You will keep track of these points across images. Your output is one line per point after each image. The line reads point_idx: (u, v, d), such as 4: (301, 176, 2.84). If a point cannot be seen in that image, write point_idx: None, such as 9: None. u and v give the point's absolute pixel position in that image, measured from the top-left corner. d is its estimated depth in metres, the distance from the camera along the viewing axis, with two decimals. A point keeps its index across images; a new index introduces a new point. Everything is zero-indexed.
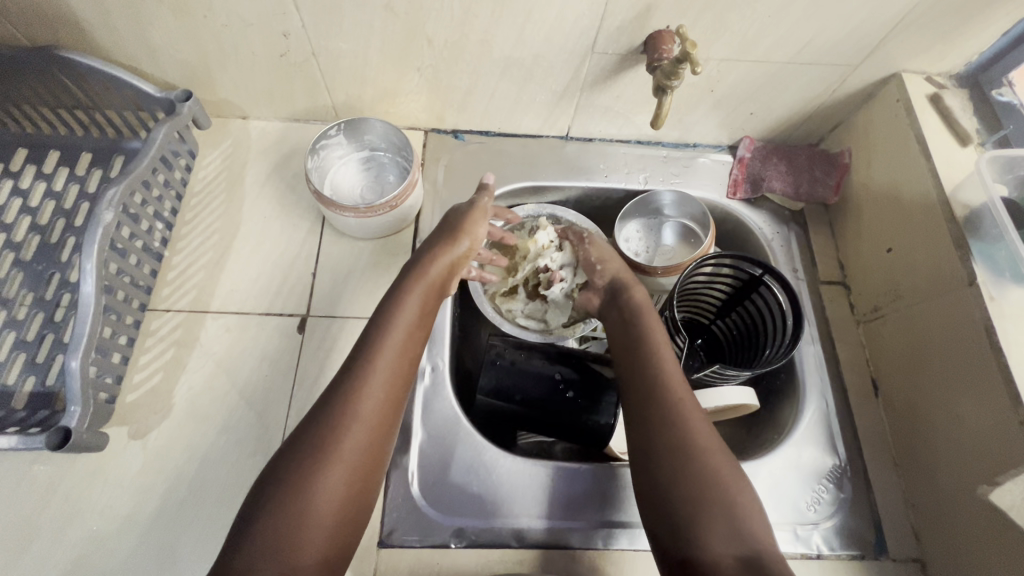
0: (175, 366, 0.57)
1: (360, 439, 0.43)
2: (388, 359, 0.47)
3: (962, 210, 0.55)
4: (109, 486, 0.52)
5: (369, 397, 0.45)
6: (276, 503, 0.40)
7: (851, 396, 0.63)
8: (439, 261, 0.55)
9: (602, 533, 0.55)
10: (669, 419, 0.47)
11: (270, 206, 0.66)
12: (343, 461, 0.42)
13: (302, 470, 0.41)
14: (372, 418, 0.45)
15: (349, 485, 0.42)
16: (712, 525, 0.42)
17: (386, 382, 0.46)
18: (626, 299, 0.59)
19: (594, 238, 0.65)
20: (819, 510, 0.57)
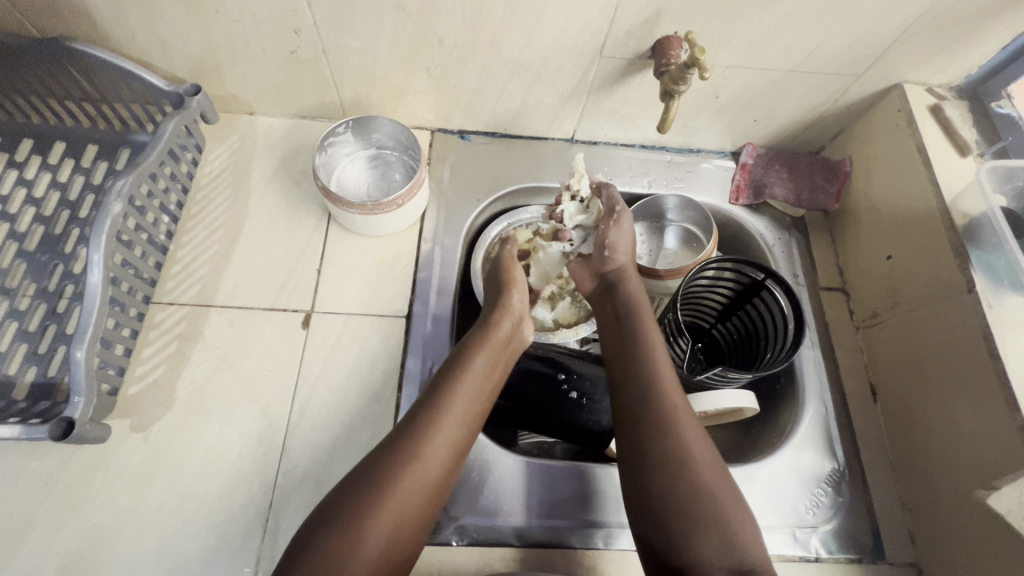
0: (177, 359, 0.57)
1: (413, 499, 0.44)
2: (456, 409, 0.49)
3: (961, 218, 0.56)
4: (110, 478, 0.52)
5: (427, 459, 0.45)
6: (325, 541, 0.40)
7: (850, 401, 0.63)
8: (505, 316, 0.57)
9: (602, 533, 0.55)
10: (666, 427, 0.47)
11: (275, 202, 0.66)
12: (393, 516, 0.43)
13: (352, 522, 0.41)
14: (431, 465, 0.45)
15: (399, 523, 0.43)
16: (705, 535, 0.43)
17: (452, 432, 0.47)
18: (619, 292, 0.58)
19: (623, 219, 0.61)
20: (818, 513, 0.57)
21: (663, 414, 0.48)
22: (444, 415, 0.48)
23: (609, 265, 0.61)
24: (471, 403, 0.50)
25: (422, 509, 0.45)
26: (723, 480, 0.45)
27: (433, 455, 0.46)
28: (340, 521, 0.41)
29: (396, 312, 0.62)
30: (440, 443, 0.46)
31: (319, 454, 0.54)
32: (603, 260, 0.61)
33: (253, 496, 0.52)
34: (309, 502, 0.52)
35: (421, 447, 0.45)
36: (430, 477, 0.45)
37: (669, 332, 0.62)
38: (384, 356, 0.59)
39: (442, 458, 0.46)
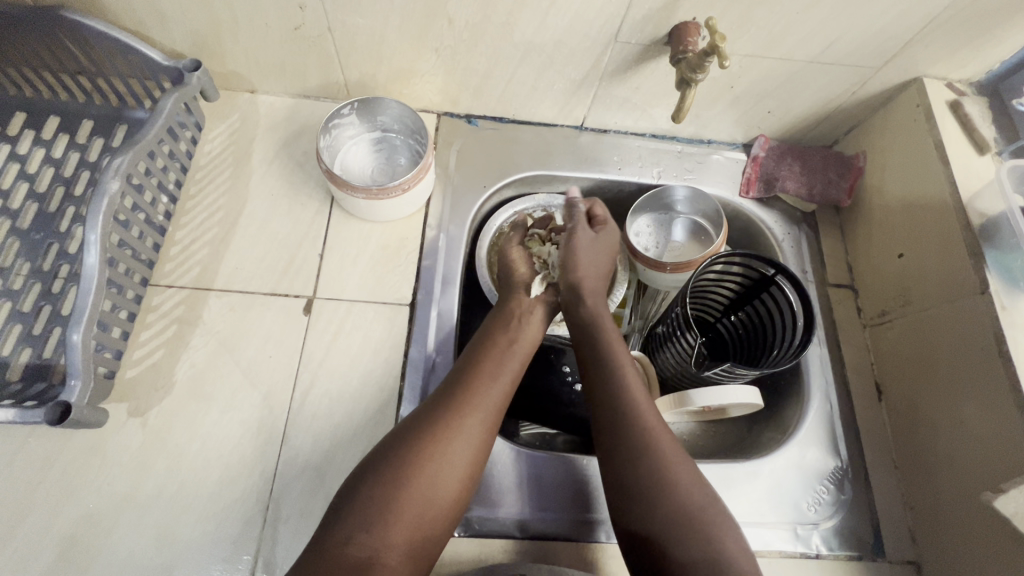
0: (176, 343, 0.56)
1: (451, 478, 0.44)
2: (487, 399, 0.48)
3: (978, 218, 0.55)
4: (106, 463, 0.51)
5: (461, 437, 0.46)
6: (353, 519, 0.41)
7: (855, 399, 0.63)
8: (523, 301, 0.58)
9: (606, 526, 0.54)
10: (660, 469, 0.45)
11: (278, 183, 0.64)
12: (417, 508, 0.42)
13: (378, 509, 0.42)
14: (461, 457, 0.45)
15: (422, 517, 0.43)
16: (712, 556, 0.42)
17: (482, 424, 0.47)
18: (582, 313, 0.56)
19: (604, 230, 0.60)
20: (819, 510, 0.57)
21: (646, 442, 0.47)
22: (475, 391, 0.48)
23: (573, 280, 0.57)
24: (501, 381, 0.50)
25: (458, 490, 0.45)
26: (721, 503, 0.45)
27: (467, 433, 0.46)
28: (374, 503, 0.42)
29: (400, 300, 0.61)
30: (474, 422, 0.47)
31: (319, 444, 0.53)
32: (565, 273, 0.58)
33: (254, 483, 0.51)
34: (310, 493, 0.52)
35: (455, 425, 0.46)
36: (466, 455, 0.45)
37: (677, 326, 0.61)
38: (387, 345, 0.58)
39: (479, 435, 0.47)
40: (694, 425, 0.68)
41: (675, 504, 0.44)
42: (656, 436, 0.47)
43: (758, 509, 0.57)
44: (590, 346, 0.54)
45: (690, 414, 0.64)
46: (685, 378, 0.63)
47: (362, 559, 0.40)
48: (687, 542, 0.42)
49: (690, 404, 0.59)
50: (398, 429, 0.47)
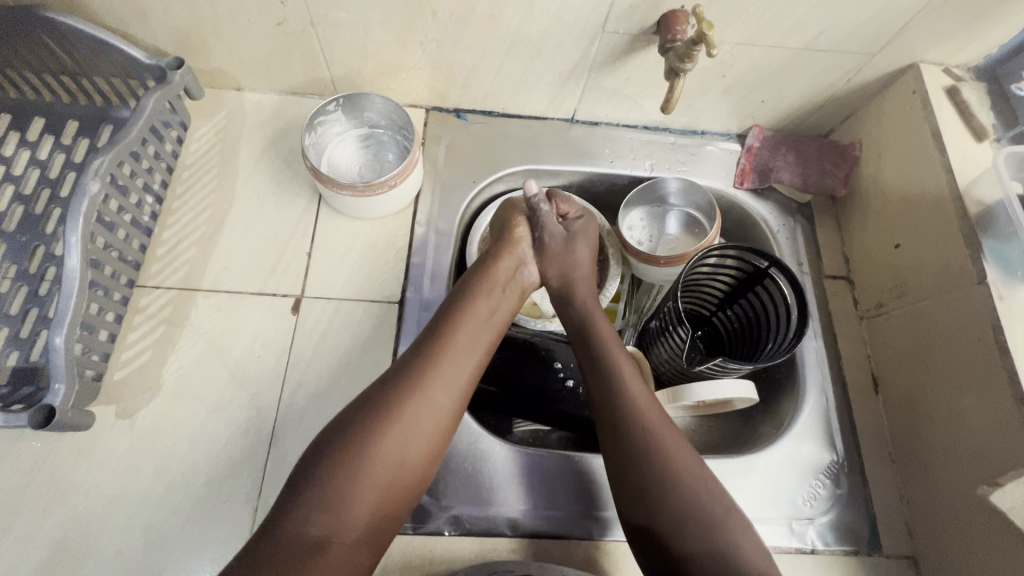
0: (164, 345, 0.55)
1: (415, 453, 0.45)
2: (454, 374, 0.49)
3: (975, 206, 0.54)
4: (94, 466, 0.50)
5: (426, 413, 0.46)
6: (312, 496, 0.41)
7: (851, 392, 0.62)
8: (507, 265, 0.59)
9: (599, 525, 0.54)
10: (636, 436, 0.47)
11: (265, 182, 0.64)
12: (381, 484, 0.43)
13: (339, 487, 0.42)
14: (428, 431, 0.46)
15: (386, 491, 0.44)
16: (688, 519, 0.43)
17: (450, 397, 0.48)
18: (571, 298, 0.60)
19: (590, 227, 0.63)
20: (815, 505, 0.57)
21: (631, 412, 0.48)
22: (443, 365, 0.48)
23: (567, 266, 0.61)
24: (472, 356, 0.51)
25: (420, 466, 0.46)
26: (696, 463, 0.46)
27: (433, 409, 0.47)
28: (334, 483, 0.42)
29: (389, 298, 0.60)
30: (441, 399, 0.47)
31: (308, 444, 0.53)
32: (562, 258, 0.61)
33: (244, 484, 0.51)
34: None
35: (422, 400, 0.46)
36: (431, 430, 0.46)
37: (669, 321, 0.60)
38: (377, 343, 0.58)
39: (445, 409, 0.47)
40: (690, 421, 0.68)
41: (650, 454, 0.46)
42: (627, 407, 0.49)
43: (753, 504, 0.56)
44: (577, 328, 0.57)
45: (686, 409, 0.64)
46: (679, 373, 0.63)
47: (319, 537, 0.41)
48: (668, 502, 0.44)
49: (685, 399, 0.58)
50: (355, 405, 0.46)
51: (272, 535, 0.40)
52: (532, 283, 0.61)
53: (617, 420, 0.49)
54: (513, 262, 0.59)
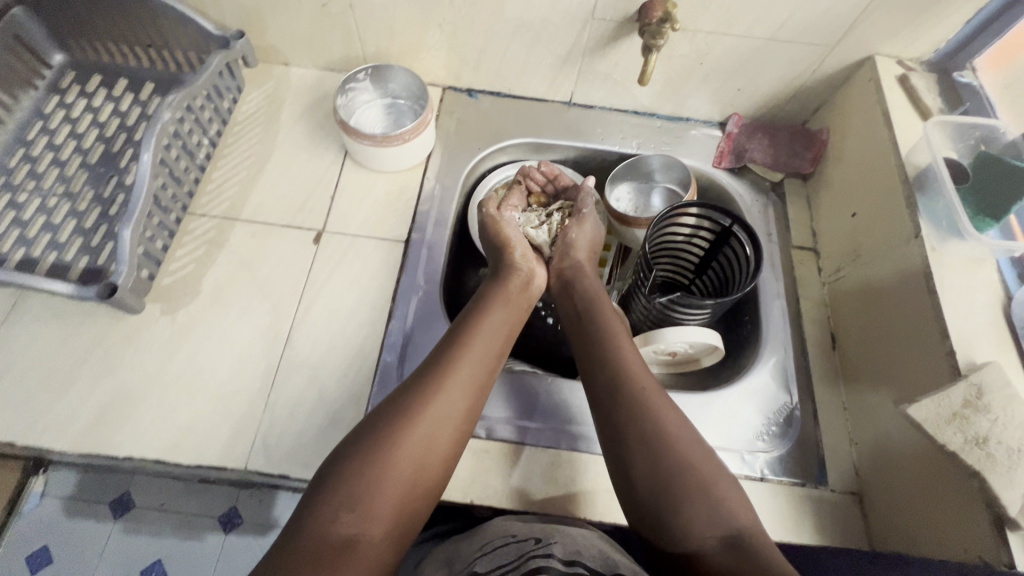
0: (206, 260, 0.66)
1: (435, 451, 0.50)
2: (463, 377, 0.54)
3: (914, 173, 0.60)
4: (139, 349, 0.60)
5: (440, 412, 0.51)
6: (337, 497, 0.45)
7: (809, 347, 0.67)
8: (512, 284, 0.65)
9: (565, 437, 0.60)
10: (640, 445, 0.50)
11: (300, 138, 0.75)
12: (400, 484, 0.47)
13: (363, 488, 0.46)
14: (442, 426, 0.51)
15: (407, 489, 0.47)
16: (694, 512, 0.46)
17: (463, 398, 0.53)
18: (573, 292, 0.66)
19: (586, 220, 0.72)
20: (766, 440, 0.62)
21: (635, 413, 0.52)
22: (453, 371, 0.54)
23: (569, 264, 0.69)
24: (482, 364, 0.56)
25: (438, 463, 0.50)
26: (699, 450, 0.50)
27: (447, 408, 0.52)
28: (358, 484, 0.46)
29: (397, 237, 0.69)
30: (452, 398, 0.52)
31: (317, 349, 0.61)
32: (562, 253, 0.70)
33: (260, 374, 0.60)
34: (303, 388, 0.59)
35: (434, 401, 0.51)
36: (446, 426, 0.51)
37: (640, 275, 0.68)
38: (383, 273, 0.67)
39: (456, 410, 0.52)
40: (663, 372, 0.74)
41: (656, 454, 0.49)
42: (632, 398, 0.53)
43: (708, 432, 0.62)
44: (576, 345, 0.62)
45: (661, 363, 0.71)
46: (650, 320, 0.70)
47: (347, 536, 0.44)
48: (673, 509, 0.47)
49: (657, 342, 0.65)
50: (373, 415, 0.51)
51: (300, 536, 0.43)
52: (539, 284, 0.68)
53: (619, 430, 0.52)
54: (522, 278, 0.66)
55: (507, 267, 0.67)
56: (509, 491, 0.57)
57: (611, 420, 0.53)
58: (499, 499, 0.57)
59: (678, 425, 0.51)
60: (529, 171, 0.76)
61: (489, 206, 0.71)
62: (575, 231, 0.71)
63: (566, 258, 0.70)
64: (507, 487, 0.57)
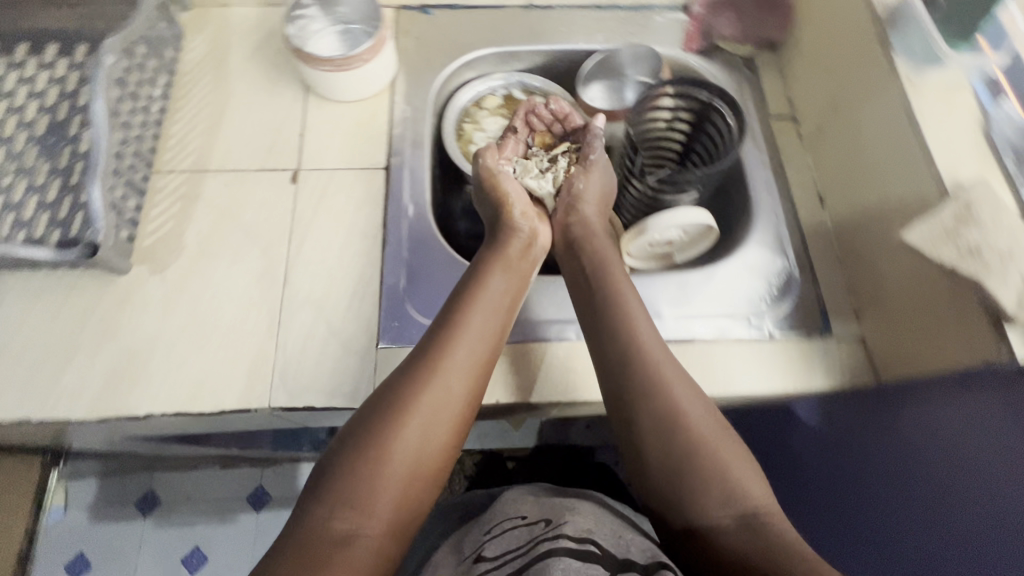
0: (184, 215, 0.63)
1: (430, 448, 0.51)
2: (461, 365, 0.54)
3: (884, 12, 0.60)
4: (135, 311, 0.58)
5: (438, 403, 0.52)
6: (336, 494, 0.47)
7: (798, 210, 0.69)
8: (508, 246, 0.64)
9: (572, 327, 0.63)
10: (653, 419, 0.52)
11: (255, 80, 0.71)
12: (400, 481, 0.49)
13: (362, 485, 0.48)
14: (442, 418, 0.52)
15: (406, 483, 0.49)
16: (710, 491, 0.48)
17: (464, 387, 0.53)
18: (572, 241, 0.66)
19: (592, 168, 0.67)
20: (768, 302, 0.63)
21: (643, 392, 0.53)
22: (450, 360, 0.54)
23: (574, 218, 0.67)
24: (482, 345, 0.56)
25: (439, 454, 0.51)
26: (711, 429, 0.51)
27: (447, 399, 0.52)
28: (357, 481, 0.48)
29: (376, 164, 0.67)
30: (453, 389, 0.53)
31: (317, 283, 0.60)
32: (567, 208, 0.68)
33: (263, 317, 0.59)
34: (310, 324, 0.58)
35: (430, 395, 0.52)
36: (445, 418, 0.52)
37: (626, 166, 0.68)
38: (369, 201, 0.65)
39: (456, 399, 0.53)
40: None
41: (667, 432, 0.51)
42: (640, 379, 0.53)
43: (713, 304, 0.63)
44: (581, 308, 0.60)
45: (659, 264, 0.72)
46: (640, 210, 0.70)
47: (346, 532, 0.46)
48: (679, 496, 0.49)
49: (648, 232, 0.65)
50: (368, 403, 0.52)
51: (303, 529, 0.46)
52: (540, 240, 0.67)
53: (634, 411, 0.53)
54: (522, 240, 0.65)
55: (506, 229, 0.65)
56: (536, 383, 0.59)
57: (619, 396, 0.54)
58: (528, 392, 0.58)
59: (694, 405, 0.52)
60: (531, 107, 0.71)
61: (487, 160, 0.67)
62: (579, 180, 0.67)
63: (572, 211, 0.67)
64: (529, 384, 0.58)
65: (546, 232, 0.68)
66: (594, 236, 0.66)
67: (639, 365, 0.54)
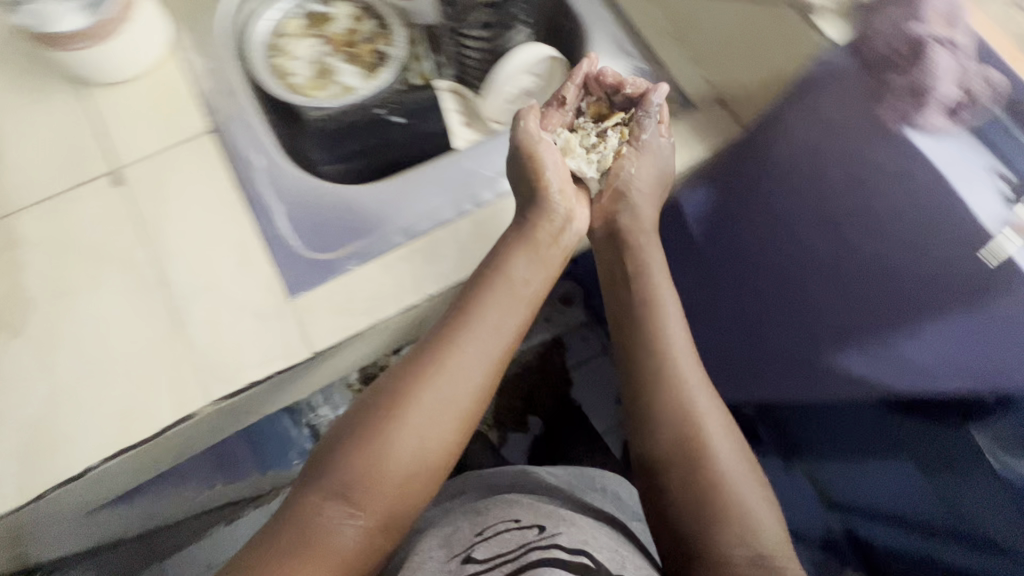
0: (12, 267, 0.55)
1: (430, 449, 0.51)
2: (467, 369, 0.54)
3: None
4: (10, 382, 0.52)
5: (441, 402, 0.52)
6: (332, 483, 0.49)
7: (622, 8, 0.70)
8: (536, 227, 0.59)
9: (470, 199, 0.61)
10: (682, 445, 0.55)
11: (15, 96, 0.61)
12: (397, 480, 0.50)
13: (359, 478, 0.49)
14: (444, 420, 0.52)
15: (405, 481, 0.50)
16: (726, 529, 0.52)
17: (471, 392, 0.53)
18: (617, 232, 0.64)
19: (643, 150, 0.62)
20: (629, 101, 0.66)
21: (676, 402, 0.57)
22: (456, 361, 0.53)
23: (619, 216, 0.65)
24: (490, 336, 0.56)
25: (440, 460, 0.52)
26: (739, 476, 0.54)
27: (452, 400, 0.52)
28: (353, 472, 0.49)
29: (199, 129, 0.61)
30: (460, 392, 0.53)
31: (197, 269, 0.56)
32: (620, 176, 0.64)
33: (157, 325, 0.54)
34: (211, 310, 0.55)
35: (436, 399, 0.52)
36: (450, 422, 0.52)
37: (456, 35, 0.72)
38: (210, 168, 0.59)
39: (462, 401, 0.53)
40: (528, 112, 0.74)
41: (690, 443, 0.55)
42: (677, 417, 0.56)
43: (586, 121, 0.65)
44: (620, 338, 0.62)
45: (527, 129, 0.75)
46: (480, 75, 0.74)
47: (334, 523, 0.48)
48: (687, 512, 0.54)
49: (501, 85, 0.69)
50: (377, 394, 0.53)
51: (291, 511, 0.48)
52: (573, 240, 0.63)
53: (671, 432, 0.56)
54: (557, 225, 0.61)
55: (541, 212, 0.59)
56: (459, 264, 0.58)
57: (652, 420, 0.57)
58: (456, 275, 0.58)
59: (739, 463, 0.55)
60: (588, 72, 0.64)
61: (528, 119, 0.62)
62: (627, 162, 0.63)
63: (617, 199, 0.65)
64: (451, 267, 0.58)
65: (582, 213, 0.64)
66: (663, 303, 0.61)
67: (669, 381, 0.57)
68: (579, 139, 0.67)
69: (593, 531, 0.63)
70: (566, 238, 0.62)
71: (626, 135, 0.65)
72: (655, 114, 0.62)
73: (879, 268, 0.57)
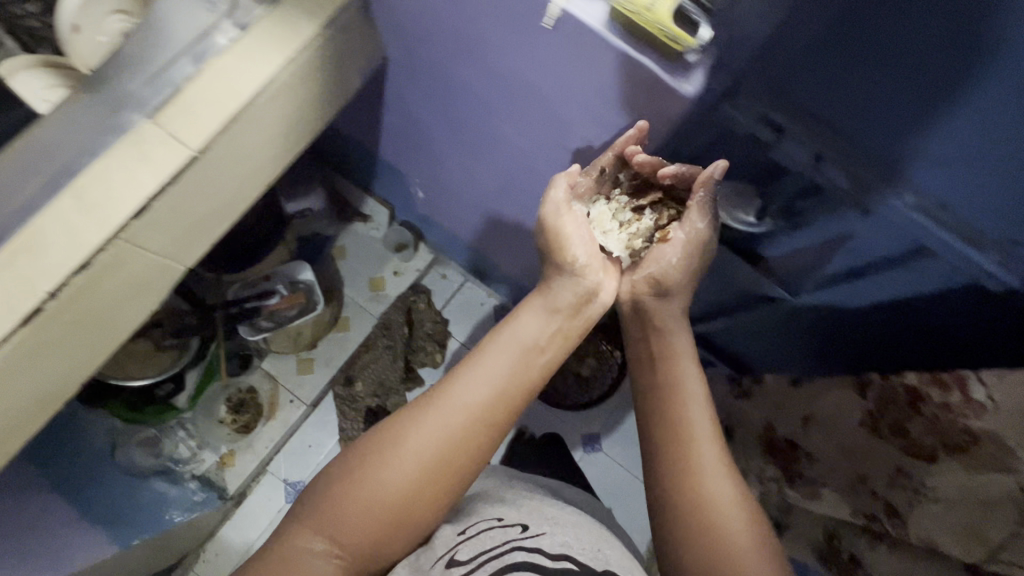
0: None
1: (408, 493, 0.60)
2: (451, 432, 0.61)
3: None
4: None
5: (422, 456, 0.60)
6: (320, 520, 0.58)
7: None
8: (529, 304, 0.70)
9: (62, 173, 0.52)
10: (673, 473, 0.58)
11: None
12: (376, 514, 0.59)
13: (338, 516, 0.58)
14: (427, 480, 0.60)
15: (387, 518, 0.59)
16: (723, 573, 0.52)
17: (459, 455, 0.61)
18: (647, 314, 0.70)
19: (672, 244, 0.67)
20: (220, 2, 0.57)
21: (677, 436, 0.60)
22: (445, 428, 0.61)
23: (655, 274, 0.69)
24: (493, 404, 0.63)
25: (407, 495, 0.60)
26: (747, 521, 0.55)
27: (439, 461, 0.60)
28: (337, 514, 0.58)
29: None
30: (451, 457, 0.60)
31: None
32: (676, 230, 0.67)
33: None
34: None
35: (424, 464, 0.60)
36: (415, 464, 0.59)
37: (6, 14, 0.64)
38: None
39: (431, 448, 0.60)
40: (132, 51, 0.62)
41: (689, 488, 0.57)
42: (678, 453, 0.59)
43: (175, 43, 0.56)
44: (639, 384, 0.67)
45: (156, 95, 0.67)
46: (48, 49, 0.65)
47: (317, 554, 0.57)
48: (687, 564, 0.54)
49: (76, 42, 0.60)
50: (368, 443, 0.62)
51: (277, 543, 0.58)
52: (597, 307, 0.72)
53: (662, 454, 0.60)
54: (575, 294, 0.70)
55: (558, 280, 0.71)
56: (74, 246, 0.50)
57: (660, 457, 0.60)
58: (74, 258, 0.50)
59: (733, 492, 0.57)
60: (631, 154, 0.59)
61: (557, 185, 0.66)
62: (649, 265, 0.69)
63: (646, 279, 0.70)
64: (67, 254, 0.50)
65: (611, 284, 0.72)
66: (686, 348, 0.67)
67: (682, 438, 0.60)
68: (612, 213, 0.72)
69: (581, 526, 0.68)
70: (584, 306, 0.71)
71: (675, 216, 0.71)
72: (711, 196, 0.62)
73: (795, 239, 0.68)
